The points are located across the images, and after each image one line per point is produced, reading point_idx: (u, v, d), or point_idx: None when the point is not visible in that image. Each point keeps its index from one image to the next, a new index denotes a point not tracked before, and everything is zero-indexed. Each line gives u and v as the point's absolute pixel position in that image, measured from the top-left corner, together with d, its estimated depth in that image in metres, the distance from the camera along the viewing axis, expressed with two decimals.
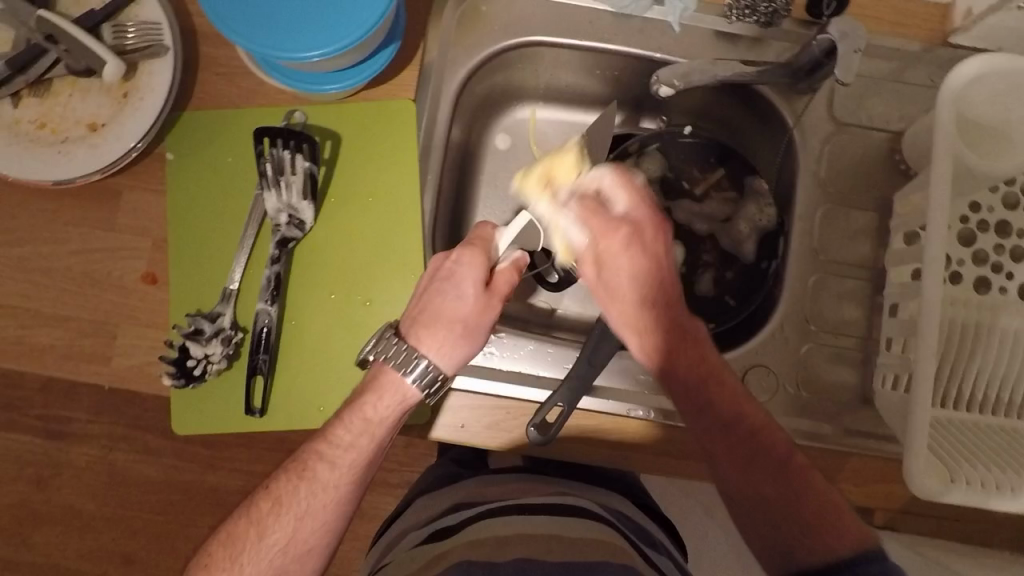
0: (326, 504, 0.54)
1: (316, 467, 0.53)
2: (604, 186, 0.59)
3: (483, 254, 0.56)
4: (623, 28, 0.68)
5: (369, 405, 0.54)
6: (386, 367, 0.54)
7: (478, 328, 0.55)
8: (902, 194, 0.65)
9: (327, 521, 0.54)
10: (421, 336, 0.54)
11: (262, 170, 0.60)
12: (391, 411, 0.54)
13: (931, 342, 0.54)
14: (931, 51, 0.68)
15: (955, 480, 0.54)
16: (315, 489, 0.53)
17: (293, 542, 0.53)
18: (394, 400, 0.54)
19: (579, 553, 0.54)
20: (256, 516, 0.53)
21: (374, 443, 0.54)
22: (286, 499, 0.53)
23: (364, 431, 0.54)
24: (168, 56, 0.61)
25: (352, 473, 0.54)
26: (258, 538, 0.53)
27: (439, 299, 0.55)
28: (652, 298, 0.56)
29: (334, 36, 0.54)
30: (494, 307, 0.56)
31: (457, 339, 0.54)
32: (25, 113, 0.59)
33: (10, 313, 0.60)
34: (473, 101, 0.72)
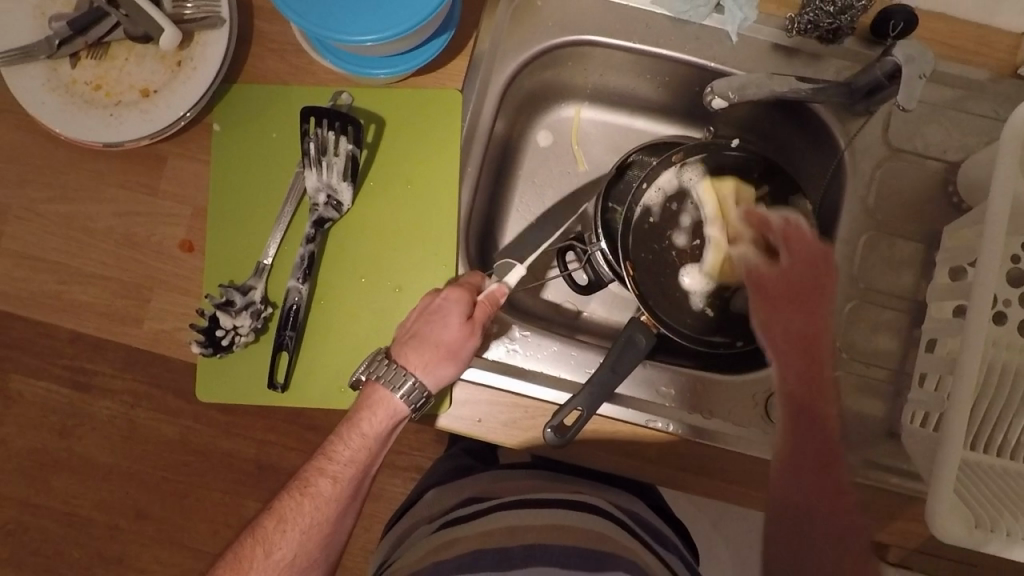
0: (329, 519, 0.54)
1: (320, 483, 0.54)
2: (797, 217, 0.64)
3: (469, 294, 0.57)
4: (679, 34, 0.67)
5: (363, 421, 0.55)
6: (376, 385, 0.55)
7: (462, 353, 0.56)
8: (953, 227, 0.63)
9: (330, 534, 0.54)
10: (410, 358, 0.55)
11: (305, 149, 0.60)
12: (382, 427, 0.55)
13: (970, 383, 0.52)
14: (998, 82, 0.65)
15: (979, 525, 0.52)
16: (318, 503, 0.53)
17: (299, 558, 0.53)
18: (388, 416, 0.55)
19: (586, 542, 0.55)
20: (261, 535, 0.52)
21: (371, 456, 0.55)
22: (290, 515, 0.53)
23: (361, 446, 0.54)
24: (224, 28, 0.61)
25: (352, 485, 0.55)
26: (266, 556, 0.52)
27: (426, 327, 0.56)
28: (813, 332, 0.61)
29: (389, 23, 0.54)
30: (477, 336, 0.56)
31: (441, 364, 0.55)
32: (81, 74, 0.61)
33: (51, 268, 0.61)
34: (520, 96, 0.72)
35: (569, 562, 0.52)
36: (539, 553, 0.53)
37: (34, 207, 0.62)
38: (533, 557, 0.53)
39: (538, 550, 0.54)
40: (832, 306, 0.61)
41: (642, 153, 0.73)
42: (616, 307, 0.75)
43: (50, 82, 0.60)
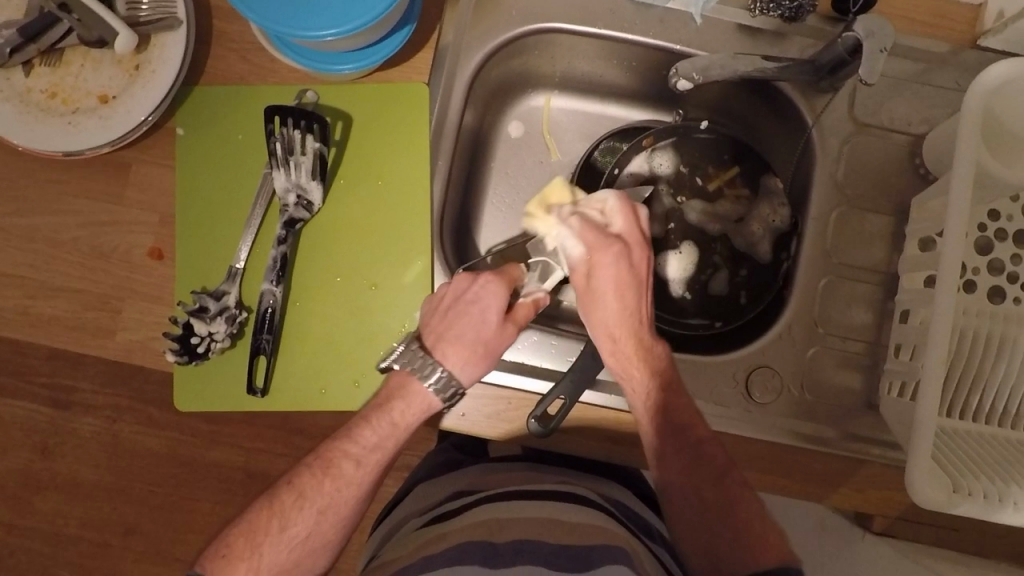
0: (347, 500, 0.56)
1: (342, 464, 0.55)
2: (608, 209, 0.62)
3: (507, 286, 0.59)
4: (644, 17, 0.67)
5: (397, 409, 0.56)
6: (413, 378, 0.56)
7: (496, 348, 0.58)
8: (921, 199, 0.64)
9: (345, 515, 0.56)
10: (447, 350, 0.56)
11: (272, 149, 0.60)
12: (416, 419, 0.56)
13: (941, 351, 0.53)
14: (959, 53, 0.66)
15: (958, 490, 0.53)
16: (339, 484, 0.55)
17: (312, 535, 0.55)
18: (420, 408, 0.56)
19: (576, 538, 0.55)
20: (279, 508, 0.54)
21: (397, 444, 0.56)
22: (310, 492, 0.55)
23: (390, 434, 0.56)
24: (181, 29, 0.60)
25: (375, 470, 0.56)
26: (280, 530, 0.53)
27: (465, 323, 0.57)
28: (641, 333, 0.59)
29: (349, 17, 0.53)
30: (513, 332, 0.59)
31: (477, 356, 0.57)
32: (36, 83, 0.59)
33: (17, 282, 0.60)
34: (488, 87, 0.71)
35: (557, 561, 0.52)
36: (528, 548, 0.53)
37: None
38: (522, 554, 0.53)
39: (527, 547, 0.53)
40: (644, 282, 0.60)
41: (612, 139, 0.74)
42: None
43: (4, 92, 0.59)
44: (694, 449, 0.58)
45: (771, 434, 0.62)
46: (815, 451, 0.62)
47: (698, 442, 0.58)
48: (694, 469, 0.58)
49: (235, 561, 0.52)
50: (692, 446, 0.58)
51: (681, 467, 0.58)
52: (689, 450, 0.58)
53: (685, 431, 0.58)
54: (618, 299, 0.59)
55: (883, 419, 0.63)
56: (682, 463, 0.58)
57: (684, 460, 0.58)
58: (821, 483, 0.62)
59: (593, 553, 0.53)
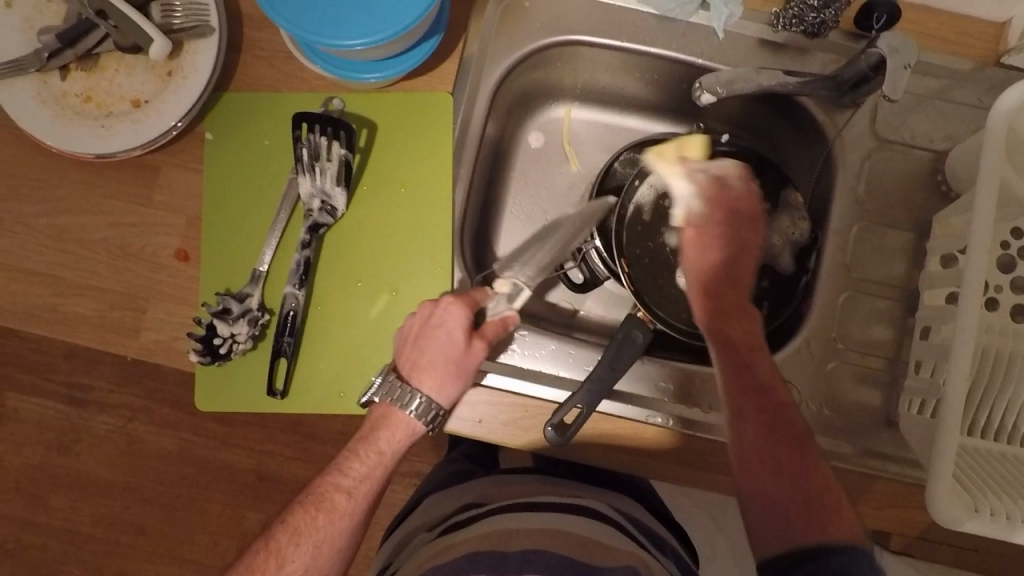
0: (343, 532, 0.55)
1: (334, 497, 0.55)
2: (728, 173, 0.67)
3: (470, 307, 0.59)
4: (667, 31, 0.67)
5: (381, 439, 0.57)
6: (395, 408, 0.57)
7: (469, 368, 0.58)
8: (942, 215, 0.64)
9: (342, 549, 0.55)
10: (424, 376, 0.57)
11: (298, 155, 0.61)
12: (401, 445, 0.57)
13: (963, 368, 0.53)
14: (983, 71, 0.66)
15: (979, 509, 0.53)
16: (333, 517, 0.55)
17: (310, 572, 0.54)
18: (404, 434, 0.57)
19: (582, 550, 0.54)
20: (275, 547, 0.53)
21: (385, 472, 0.57)
22: (305, 529, 0.54)
23: (378, 463, 0.57)
24: (214, 37, 0.62)
25: (367, 500, 0.57)
26: (278, 568, 0.53)
27: (436, 345, 0.57)
28: (730, 275, 0.63)
29: (378, 27, 0.54)
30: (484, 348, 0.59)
31: (450, 379, 0.57)
32: (72, 86, 0.61)
33: (46, 281, 0.61)
34: (509, 98, 0.72)
35: (565, 569, 0.52)
36: (535, 556, 0.53)
37: (27, 221, 0.62)
38: (528, 562, 0.52)
39: (534, 554, 0.53)
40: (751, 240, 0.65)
41: (633, 150, 0.72)
42: (612, 303, 0.75)
43: (40, 95, 0.60)
44: (768, 407, 0.55)
45: None
46: (832, 467, 0.62)
47: (770, 401, 0.55)
48: (771, 428, 0.53)
49: None
50: (767, 401, 0.55)
51: (755, 431, 0.54)
52: (766, 409, 0.54)
53: (767, 390, 0.55)
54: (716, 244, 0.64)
55: (902, 436, 0.63)
56: (756, 424, 0.54)
57: (759, 420, 0.54)
58: None
59: (599, 567, 0.53)
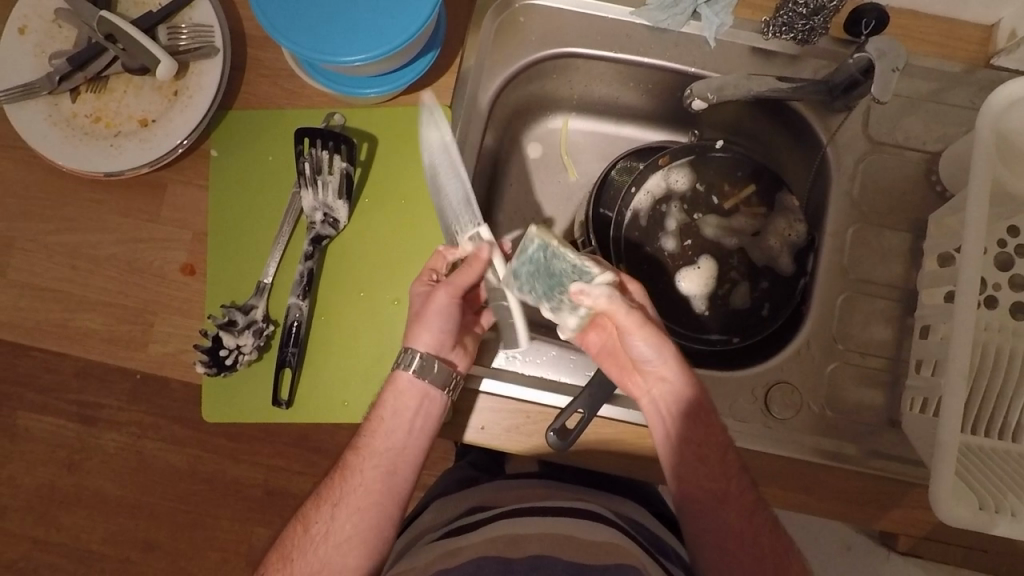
0: (358, 490, 0.56)
1: (348, 458, 0.57)
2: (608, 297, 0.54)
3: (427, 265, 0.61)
4: (659, 42, 0.69)
5: (381, 396, 0.58)
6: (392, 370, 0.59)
7: (433, 310, 0.58)
8: (938, 215, 0.64)
9: (362, 510, 0.56)
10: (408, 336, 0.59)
11: (301, 169, 0.63)
12: (398, 399, 0.57)
13: (962, 365, 0.53)
14: (973, 72, 0.67)
15: (984, 507, 0.53)
16: (347, 478, 0.57)
17: (331, 531, 0.55)
18: (398, 387, 0.58)
19: (588, 553, 0.55)
20: (303, 513, 0.57)
21: (394, 425, 0.57)
22: (327, 492, 0.57)
23: (381, 419, 0.57)
24: (218, 57, 0.63)
25: (379, 461, 0.57)
26: (304, 530, 0.56)
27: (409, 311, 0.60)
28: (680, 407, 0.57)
29: (376, 43, 0.55)
30: (447, 292, 0.58)
31: (416, 324, 0.59)
32: (82, 108, 0.63)
33: (56, 297, 0.63)
34: (507, 110, 0.73)
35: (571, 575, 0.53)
36: (544, 564, 0.54)
37: (37, 239, 0.63)
38: (538, 568, 0.53)
39: (542, 561, 0.54)
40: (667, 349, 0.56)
41: (628, 158, 0.75)
42: None
43: (51, 117, 0.62)
44: (720, 466, 0.57)
45: (793, 450, 0.62)
46: (837, 468, 0.61)
47: (724, 460, 0.57)
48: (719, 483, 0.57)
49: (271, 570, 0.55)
50: (721, 464, 0.57)
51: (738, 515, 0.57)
52: (719, 468, 0.57)
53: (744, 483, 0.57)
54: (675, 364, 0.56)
55: (905, 436, 0.63)
56: (703, 481, 0.57)
57: (707, 477, 0.57)
58: (844, 502, 0.61)
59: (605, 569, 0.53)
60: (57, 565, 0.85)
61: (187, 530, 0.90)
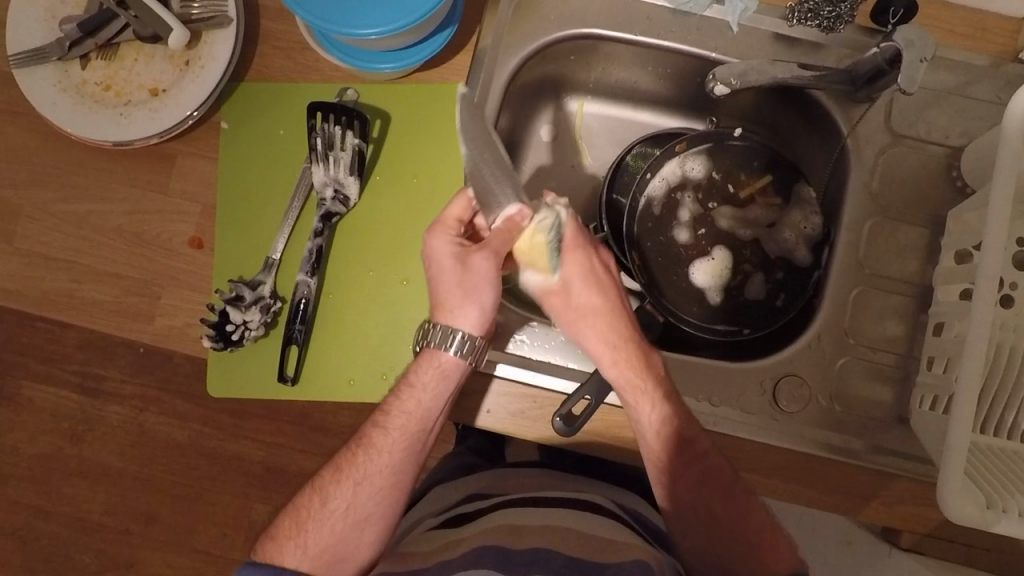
0: (383, 469, 0.56)
1: (373, 434, 0.57)
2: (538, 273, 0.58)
3: (446, 229, 0.56)
4: (680, 25, 0.67)
5: (413, 374, 0.57)
6: (432, 349, 0.55)
7: (482, 281, 0.55)
8: (957, 211, 0.63)
9: (383, 487, 0.56)
10: (448, 312, 0.55)
11: (312, 144, 0.62)
12: (433, 384, 0.56)
13: (977, 363, 0.52)
14: (999, 66, 0.66)
15: (992, 506, 0.52)
16: (371, 454, 0.57)
17: (352, 506, 0.56)
18: (433, 369, 0.56)
19: (591, 551, 0.54)
20: (321, 484, 0.58)
21: (428, 408, 0.56)
22: (346, 467, 0.57)
23: (411, 397, 0.56)
24: (231, 27, 0.62)
25: (407, 440, 0.57)
26: (322, 504, 0.56)
27: (441, 277, 0.56)
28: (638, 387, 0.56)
29: (393, 17, 0.54)
30: (493, 262, 0.55)
31: (465, 300, 0.55)
32: (92, 75, 0.62)
33: (62, 267, 0.62)
34: (521, 91, 0.72)
35: (571, 570, 0.51)
36: (541, 557, 0.52)
37: (44, 207, 0.63)
38: (535, 562, 0.52)
39: (540, 556, 0.52)
40: (606, 321, 0.57)
41: (644, 144, 0.74)
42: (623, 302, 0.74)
43: (60, 83, 0.61)
44: (705, 470, 0.57)
45: (798, 444, 0.61)
46: (842, 463, 0.61)
47: (702, 455, 0.57)
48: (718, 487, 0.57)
49: (285, 541, 0.56)
50: (696, 460, 0.57)
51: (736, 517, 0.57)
52: (705, 469, 0.57)
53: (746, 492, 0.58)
54: (619, 358, 0.56)
55: (912, 433, 0.62)
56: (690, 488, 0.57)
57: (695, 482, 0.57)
58: (849, 498, 0.61)
59: (608, 567, 0.52)
60: (60, 532, 0.86)
61: (188, 505, 0.91)
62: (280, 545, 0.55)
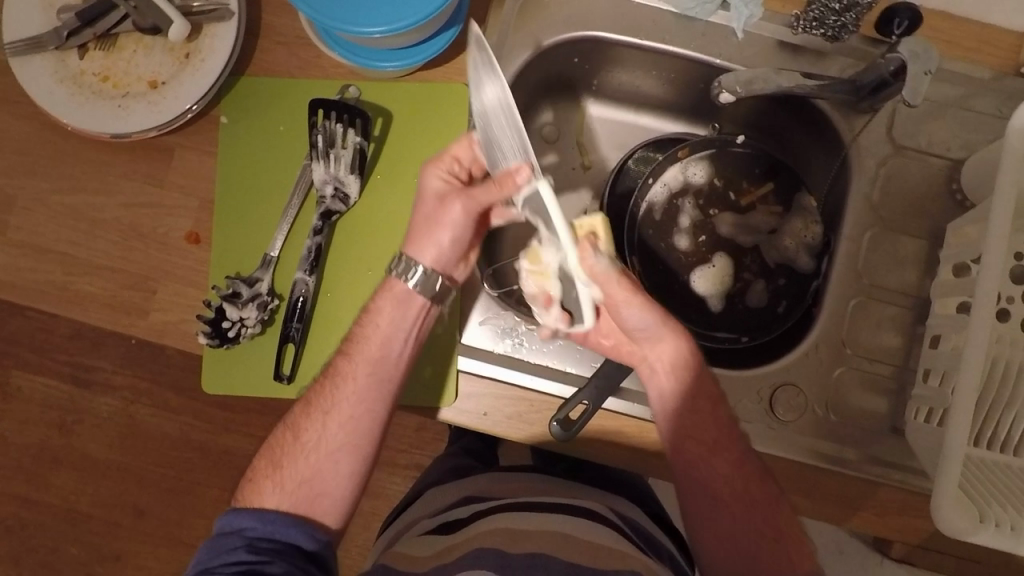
0: (350, 398, 0.56)
1: (338, 364, 0.57)
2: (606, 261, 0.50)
3: (441, 165, 0.57)
4: (685, 30, 0.67)
5: (372, 305, 0.58)
6: (391, 277, 0.57)
7: (447, 222, 0.56)
8: (957, 224, 0.63)
9: (353, 417, 0.56)
10: (413, 244, 0.57)
11: (313, 141, 0.61)
12: (393, 312, 0.57)
13: (973, 378, 0.52)
14: (1001, 80, 0.66)
15: (983, 520, 0.53)
16: (338, 383, 0.56)
17: (325, 439, 0.56)
18: (393, 300, 0.57)
19: (588, 556, 0.54)
20: (292, 420, 0.57)
21: (390, 332, 0.57)
22: (315, 400, 0.57)
23: (373, 324, 0.57)
24: (233, 20, 0.62)
25: (372, 367, 0.57)
26: (295, 439, 0.56)
27: (420, 210, 0.58)
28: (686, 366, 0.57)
29: (397, 15, 0.54)
30: (464, 207, 0.55)
31: (426, 235, 0.57)
32: (90, 66, 0.61)
33: (56, 259, 0.61)
34: (525, 93, 0.71)
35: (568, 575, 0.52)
36: (539, 563, 0.53)
37: (39, 197, 0.62)
38: (534, 567, 0.52)
39: (540, 560, 0.53)
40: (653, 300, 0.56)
41: (647, 148, 0.74)
42: None
43: (58, 73, 0.61)
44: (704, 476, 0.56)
45: (793, 453, 0.62)
46: (836, 472, 0.61)
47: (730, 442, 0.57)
48: (710, 449, 0.56)
49: (263, 482, 0.55)
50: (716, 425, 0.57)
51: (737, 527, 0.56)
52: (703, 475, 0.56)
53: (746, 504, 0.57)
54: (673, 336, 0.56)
55: (906, 444, 0.62)
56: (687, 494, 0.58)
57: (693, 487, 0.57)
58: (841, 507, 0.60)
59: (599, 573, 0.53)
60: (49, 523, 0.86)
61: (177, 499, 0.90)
62: (258, 485, 0.54)
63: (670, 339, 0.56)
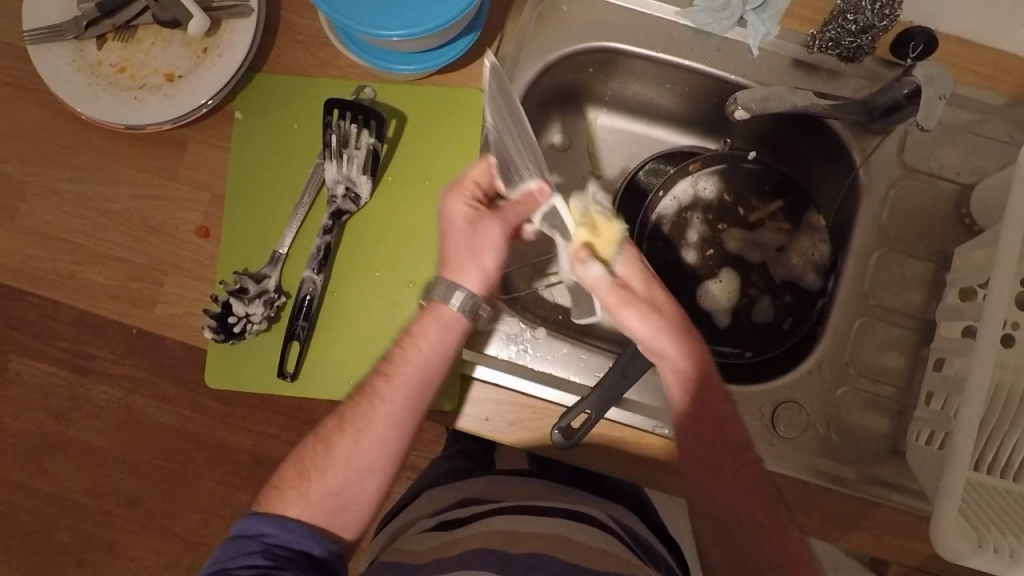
0: (387, 418, 0.54)
1: (378, 383, 0.54)
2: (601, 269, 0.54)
3: (461, 190, 0.56)
4: (701, 44, 0.67)
5: (420, 329, 0.55)
6: (436, 303, 0.55)
7: (486, 245, 0.54)
8: (965, 247, 0.63)
9: (386, 437, 0.54)
10: (455, 270, 0.55)
11: (327, 140, 0.62)
12: (439, 338, 0.55)
13: (977, 402, 0.52)
14: (1014, 107, 0.66)
15: (981, 545, 0.52)
16: (375, 402, 0.54)
17: (355, 456, 0.53)
18: (442, 326, 0.55)
19: (589, 558, 0.54)
20: (324, 435, 0.54)
21: (434, 355, 0.54)
22: (351, 415, 0.54)
23: (419, 347, 0.54)
24: (252, 17, 0.62)
25: (413, 389, 0.54)
26: (325, 454, 0.53)
27: (451, 238, 0.55)
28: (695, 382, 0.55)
29: (416, 19, 0.54)
30: (502, 227, 0.54)
31: (469, 260, 0.54)
32: (107, 56, 0.61)
33: (64, 247, 0.61)
34: (540, 101, 0.72)
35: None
36: (540, 563, 0.52)
37: (50, 185, 0.62)
38: (534, 567, 0.52)
39: (541, 561, 0.53)
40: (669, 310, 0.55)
41: (658, 161, 0.76)
42: None
43: (75, 62, 0.61)
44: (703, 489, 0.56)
45: (793, 470, 0.61)
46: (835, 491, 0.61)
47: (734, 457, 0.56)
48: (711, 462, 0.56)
49: (286, 493, 0.53)
50: (732, 447, 0.56)
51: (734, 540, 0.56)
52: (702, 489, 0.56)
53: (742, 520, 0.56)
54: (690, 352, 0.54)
55: (905, 465, 0.62)
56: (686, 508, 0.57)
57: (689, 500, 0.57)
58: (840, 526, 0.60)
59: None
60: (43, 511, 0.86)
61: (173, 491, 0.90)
62: (282, 496, 0.52)
63: (685, 353, 0.54)
